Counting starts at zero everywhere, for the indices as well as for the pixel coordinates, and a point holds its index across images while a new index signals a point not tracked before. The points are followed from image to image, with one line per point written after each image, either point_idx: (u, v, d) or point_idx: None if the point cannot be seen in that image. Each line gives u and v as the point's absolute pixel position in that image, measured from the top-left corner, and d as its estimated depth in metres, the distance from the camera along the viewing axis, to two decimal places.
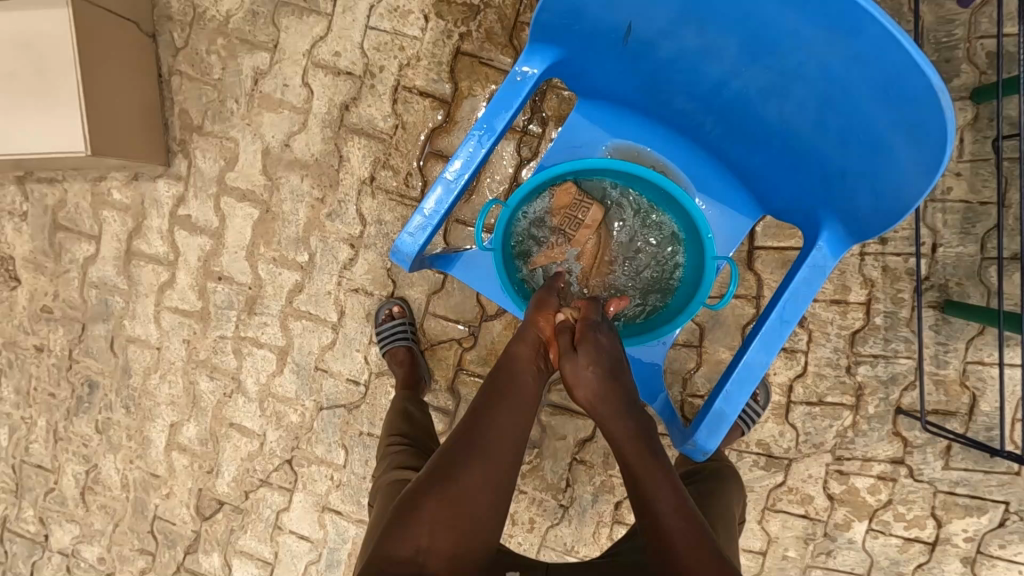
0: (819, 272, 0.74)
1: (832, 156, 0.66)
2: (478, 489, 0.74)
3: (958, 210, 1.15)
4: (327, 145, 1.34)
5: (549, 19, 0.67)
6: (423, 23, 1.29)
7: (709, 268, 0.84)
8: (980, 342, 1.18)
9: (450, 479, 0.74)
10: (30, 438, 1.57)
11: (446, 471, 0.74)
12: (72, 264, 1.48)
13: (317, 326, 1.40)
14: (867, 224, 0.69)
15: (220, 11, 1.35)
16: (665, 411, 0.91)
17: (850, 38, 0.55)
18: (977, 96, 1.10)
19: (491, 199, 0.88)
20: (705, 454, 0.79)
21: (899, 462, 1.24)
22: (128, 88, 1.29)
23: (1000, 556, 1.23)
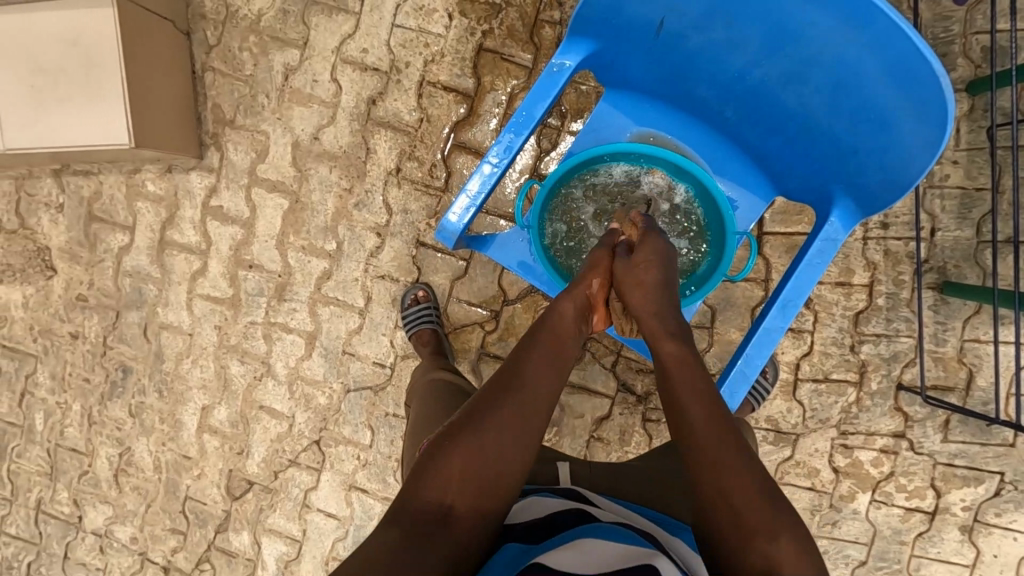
0: (831, 245, 0.81)
1: (844, 138, 0.73)
2: (505, 440, 0.73)
3: (956, 196, 1.23)
4: (355, 138, 1.41)
5: (587, 14, 0.73)
6: (447, 21, 1.35)
7: (729, 244, 0.90)
8: (977, 321, 1.26)
9: (475, 428, 0.74)
10: (65, 422, 1.63)
11: (471, 418, 0.75)
12: (107, 253, 1.54)
13: (344, 312, 1.46)
14: (876, 199, 0.76)
15: (252, 10, 1.41)
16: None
17: (862, 31, 0.62)
18: (972, 88, 1.17)
19: (525, 184, 0.96)
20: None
21: (901, 436, 1.31)
22: (166, 83, 1.35)
23: (996, 524, 1.30)
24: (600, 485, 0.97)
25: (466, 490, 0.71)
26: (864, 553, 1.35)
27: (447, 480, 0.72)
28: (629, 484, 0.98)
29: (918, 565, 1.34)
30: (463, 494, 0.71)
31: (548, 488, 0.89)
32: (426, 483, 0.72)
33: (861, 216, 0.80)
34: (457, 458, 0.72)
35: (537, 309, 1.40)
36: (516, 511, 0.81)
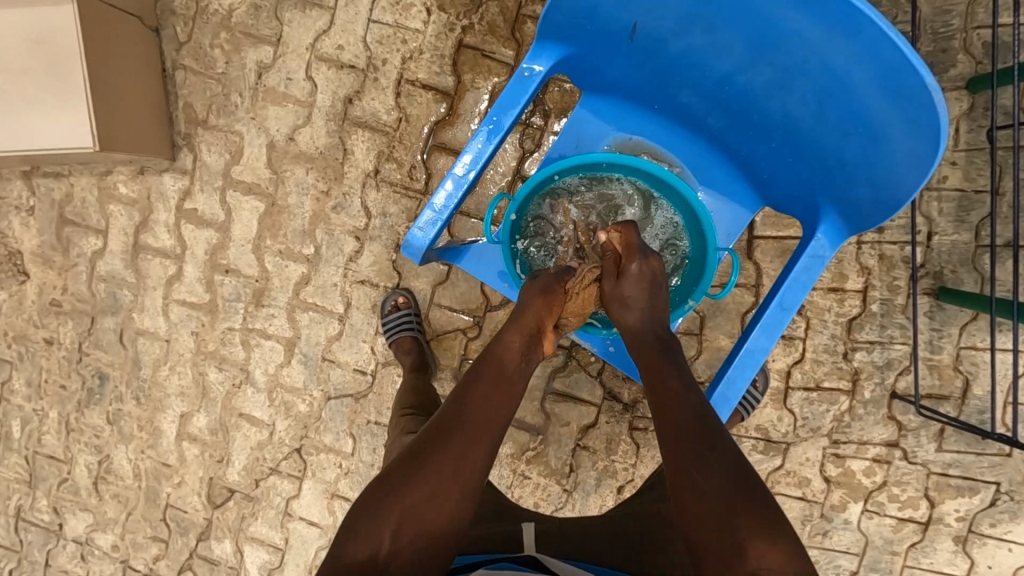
0: (818, 261, 0.76)
1: (831, 149, 0.68)
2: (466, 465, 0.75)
3: (953, 198, 1.18)
4: (332, 139, 1.36)
5: (557, 18, 0.69)
6: (425, 16, 1.30)
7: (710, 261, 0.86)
8: (974, 328, 1.21)
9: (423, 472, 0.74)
10: (43, 430, 1.60)
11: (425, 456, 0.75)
12: (80, 258, 1.50)
13: (323, 317, 1.42)
14: (864, 213, 0.72)
15: (223, 5, 1.35)
16: None
17: (850, 38, 0.57)
18: (972, 85, 1.11)
19: (498, 193, 0.92)
20: None
21: (894, 445, 1.27)
22: (134, 82, 1.30)
23: (991, 534, 1.27)
24: (567, 541, 0.95)
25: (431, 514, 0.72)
26: (855, 564, 1.33)
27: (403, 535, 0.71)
28: (597, 541, 0.95)
29: None
30: (432, 522, 0.72)
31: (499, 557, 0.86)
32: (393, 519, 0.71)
33: (848, 232, 0.76)
34: (403, 501, 0.72)
35: None
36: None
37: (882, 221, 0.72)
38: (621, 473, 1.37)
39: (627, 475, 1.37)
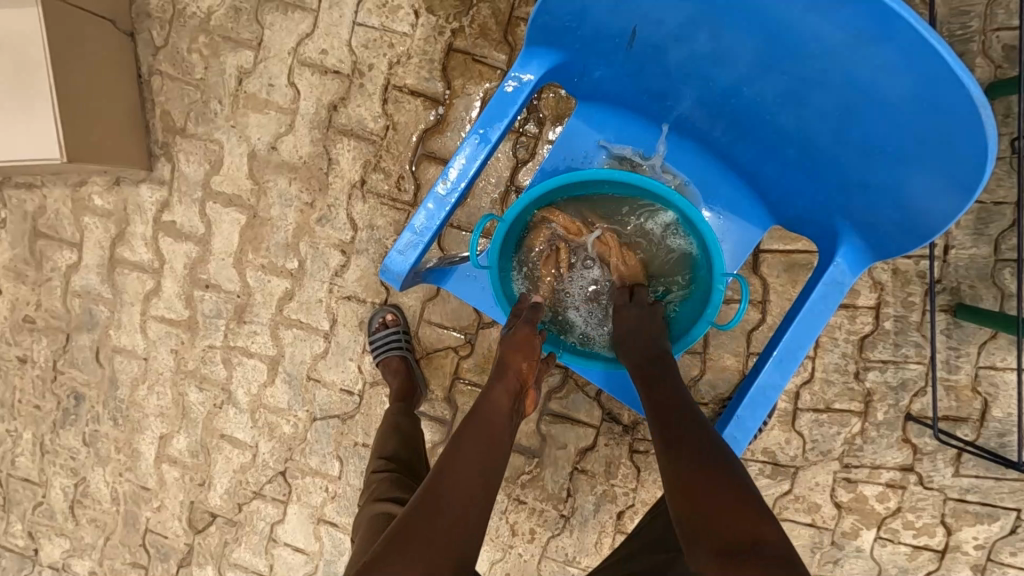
0: (836, 288, 0.69)
1: (853, 167, 0.62)
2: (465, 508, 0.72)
3: (972, 210, 1.11)
4: (316, 148, 1.29)
5: (547, 21, 0.62)
6: (413, 19, 1.23)
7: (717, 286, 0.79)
8: (993, 347, 1.15)
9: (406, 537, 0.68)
10: (16, 451, 1.53)
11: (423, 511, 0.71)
12: (54, 272, 1.44)
13: (308, 335, 1.36)
14: (889, 236, 0.65)
15: (201, 8, 1.29)
16: None
17: (880, 46, 0.50)
18: (992, 91, 1.05)
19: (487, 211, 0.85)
20: None
21: (909, 469, 1.21)
22: (107, 89, 1.23)
23: (1011, 563, 1.20)
24: None
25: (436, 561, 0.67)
26: None
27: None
28: None
29: None
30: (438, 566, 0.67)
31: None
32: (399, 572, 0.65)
33: (869, 257, 0.69)
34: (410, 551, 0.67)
35: None
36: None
37: (907, 245, 0.66)
38: (621, 498, 1.30)
39: (627, 500, 1.30)
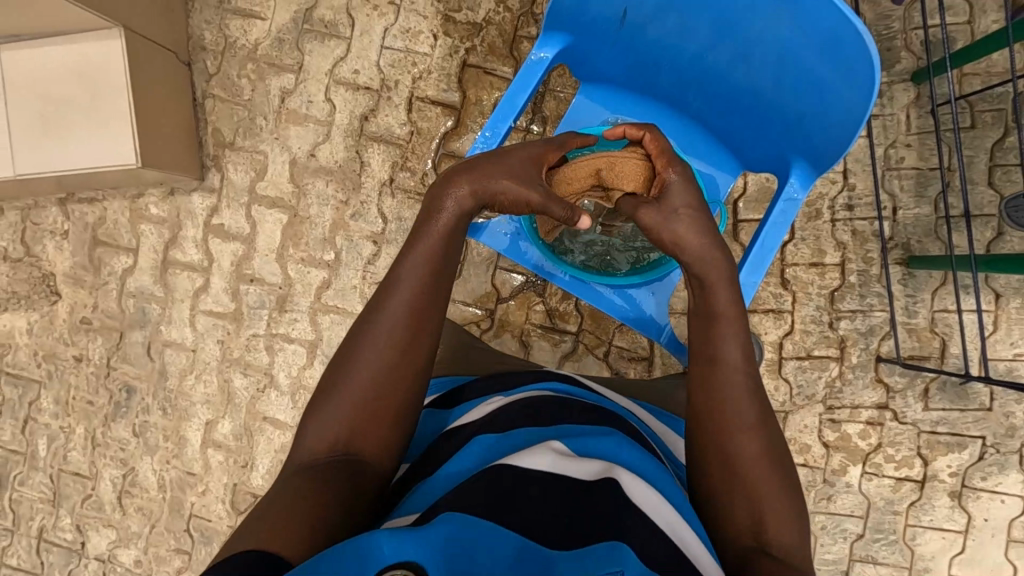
0: (793, 204, 0.89)
1: (792, 106, 0.82)
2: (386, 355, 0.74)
3: (912, 175, 1.32)
4: (350, 153, 1.49)
5: (558, 11, 0.83)
6: (432, 41, 1.46)
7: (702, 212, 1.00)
8: (944, 293, 1.33)
9: (333, 400, 0.73)
10: (69, 447, 1.64)
11: (343, 364, 0.75)
12: (111, 276, 1.59)
13: (344, 319, 1.52)
14: (824, 158, 0.84)
15: (249, 40, 1.51)
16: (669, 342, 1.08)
17: (797, 5, 0.71)
18: (917, 77, 1.28)
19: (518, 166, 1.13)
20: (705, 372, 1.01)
21: (884, 407, 1.36)
22: (170, 108, 1.43)
23: (983, 487, 1.35)
24: None
25: (356, 422, 0.72)
26: (861, 526, 1.38)
27: (309, 488, 0.65)
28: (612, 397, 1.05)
29: (914, 535, 1.37)
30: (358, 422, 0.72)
31: (487, 424, 0.75)
32: (316, 432, 0.72)
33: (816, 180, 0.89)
34: (334, 407, 0.73)
35: (530, 303, 1.45)
36: (440, 479, 0.69)
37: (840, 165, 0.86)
38: None
39: None
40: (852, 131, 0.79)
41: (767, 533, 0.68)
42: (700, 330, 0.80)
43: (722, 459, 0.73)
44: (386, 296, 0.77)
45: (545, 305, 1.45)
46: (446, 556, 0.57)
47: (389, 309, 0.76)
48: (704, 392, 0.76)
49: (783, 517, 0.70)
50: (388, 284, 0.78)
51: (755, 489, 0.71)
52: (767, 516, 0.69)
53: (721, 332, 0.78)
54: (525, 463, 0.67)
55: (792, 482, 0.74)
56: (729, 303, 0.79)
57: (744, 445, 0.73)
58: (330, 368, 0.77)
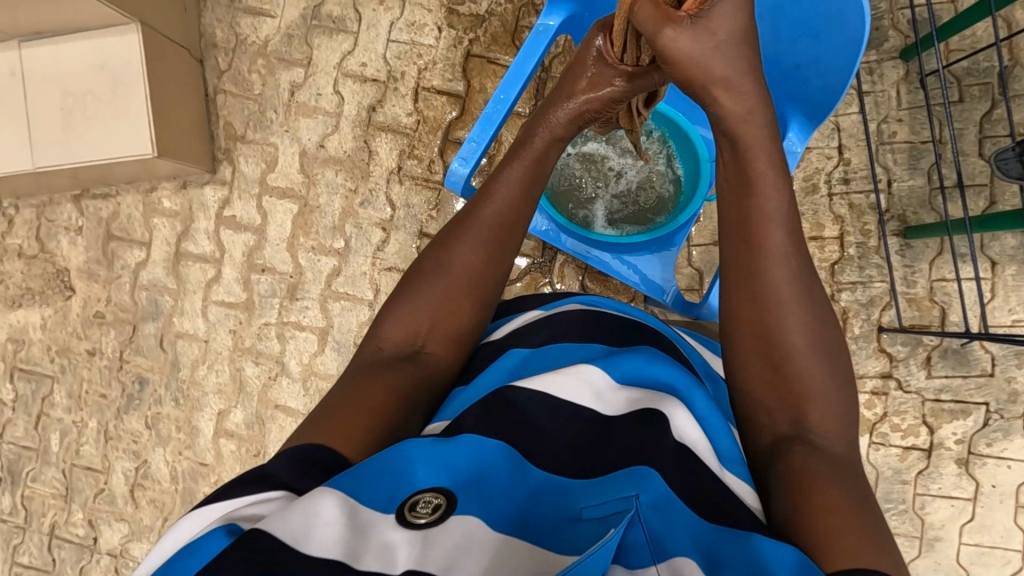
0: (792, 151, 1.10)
1: (790, 60, 1.00)
2: (470, 262, 0.84)
3: (905, 149, 1.37)
4: (358, 143, 1.53)
5: None
6: (436, 33, 1.51)
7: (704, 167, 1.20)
8: (941, 262, 1.37)
9: (414, 300, 0.82)
10: (81, 440, 1.65)
11: (426, 271, 0.84)
12: (124, 269, 1.62)
13: (354, 305, 1.54)
14: (820, 106, 1.04)
15: (260, 37, 1.56)
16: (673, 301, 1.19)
17: None
18: (905, 54, 1.34)
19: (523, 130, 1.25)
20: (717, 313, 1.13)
21: (888, 376, 1.39)
22: (184, 102, 1.48)
23: (989, 454, 1.37)
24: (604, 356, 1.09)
25: (435, 324, 0.81)
26: None
27: (389, 376, 0.73)
28: None
29: (923, 503, 1.38)
30: (434, 323, 0.81)
31: (516, 341, 0.81)
32: (397, 328, 0.80)
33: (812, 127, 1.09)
34: (418, 306, 0.82)
35: (538, 284, 1.47)
36: (474, 389, 0.74)
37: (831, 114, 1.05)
38: None
39: None
40: (844, 77, 0.98)
41: (809, 425, 0.72)
42: (744, 232, 0.80)
43: (765, 358, 0.76)
44: (474, 212, 0.89)
45: (552, 285, 1.48)
46: (476, 471, 0.59)
47: (475, 222, 0.87)
48: (749, 296, 0.78)
49: (827, 408, 0.73)
50: (475, 204, 0.90)
51: (800, 382, 0.74)
52: (808, 409, 0.72)
53: (765, 236, 0.78)
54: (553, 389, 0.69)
55: (842, 372, 0.75)
56: (777, 204, 0.79)
57: (789, 337, 0.75)
58: (410, 274, 0.87)
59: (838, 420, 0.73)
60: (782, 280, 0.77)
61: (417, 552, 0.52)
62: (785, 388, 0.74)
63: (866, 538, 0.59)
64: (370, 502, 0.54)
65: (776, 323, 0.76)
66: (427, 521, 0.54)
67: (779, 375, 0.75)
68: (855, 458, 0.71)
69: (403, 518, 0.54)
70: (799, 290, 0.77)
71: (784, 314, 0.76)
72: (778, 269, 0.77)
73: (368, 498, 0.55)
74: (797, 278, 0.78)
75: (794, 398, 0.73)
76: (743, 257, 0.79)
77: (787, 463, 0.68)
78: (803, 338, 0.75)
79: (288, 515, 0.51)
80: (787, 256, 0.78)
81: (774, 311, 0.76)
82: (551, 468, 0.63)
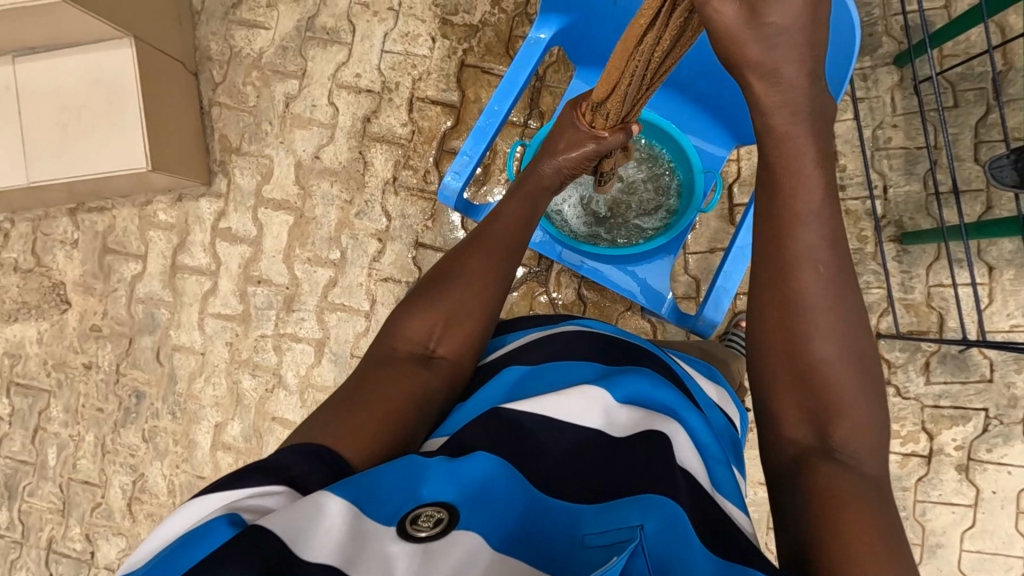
0: None
1: None
2: (487, 270, 0.85)
3: (900, 154, 1.37)
4: (353, 154, 1.53)
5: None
6: (430, 44, 1.51)
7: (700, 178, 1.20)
8: (938, 267, 1.36)
9: (429, 303, 0.81)
10: (78, 455, 1.64)
11: (443, 277, 0.84)
12: (120, 282, 1.62)
13: (351, 316, 1.54)
14: None
15: (254, 49, 1.56)
16: (668, 312, 1.19)
17: None
18: (899, 60, 1.34)
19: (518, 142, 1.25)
20: (713, 325, 1.13)
21: (887, 382, 1.38)
22: (179, 115, 1.48)
23: (990, 460, 1.36)
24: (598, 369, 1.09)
25: (449, 329, 0.80)
26: None
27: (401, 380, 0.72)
28: None
29: (923, 510, 1.37)
30: (448, 328, 0.80)
31: (516, 359, 0.82)
32: (412, 331, 0.79)
33: None
34: (432, 310, 0.81)
35: (535, 293, 1.47)
36: (472, 406, 0.73)
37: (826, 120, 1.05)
38: None
39: None
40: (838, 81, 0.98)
41: (837, 438, 0.71)
42: (776, 234, 0.75)
43: (794, 367, 0.74)
44: (492, 225, 0.91)
45: (549, 295, 1.47)
46: (480, 493, 0.58)
47: (493, 232, 0.90)
48: (778, 302, 0.75)
49: (855, 419, 0.72)
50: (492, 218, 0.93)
51: (829, 393, 0.73)
52: (837, 420, 0.72)
53: (797, 240, 0.74)
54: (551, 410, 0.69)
55: (874, 379, 0.74)
56: (812, 203, 0.74)
57: (819, 346, 0.73)
58: (425, 279, 0.86)
59: (868, 430, 0.72)
60: (816, 285, 0.74)
61: (418, 565, 0.51)
62: (815, 399, 0.73)
63: (891, 559, 0.60)
64: (373, 513, 0.54)
65: (806, 331, 0.74)
66: (428, 535, 0.54)
67: (808, 385, 0.74)
68: (881, 471, 0.71)
69: (404, 531, 0.54)
70: (832, 295, 0.74)
71: (816, 322, 0.74)
72: (809, 274, 0.74)
73: (371, 510, 0.54)
74: (831, 283, 0.74)
75: (820, 409, 0.72)
76: (775, 260, 0.75)
77: (810, 476, 0.69)
78: (835, 347, 0.73)
79: (291, 515, 0.51)
80: (819, 260, 0.74)
81: (804, 319, 0.74)
82: (554, 493, 0.62)
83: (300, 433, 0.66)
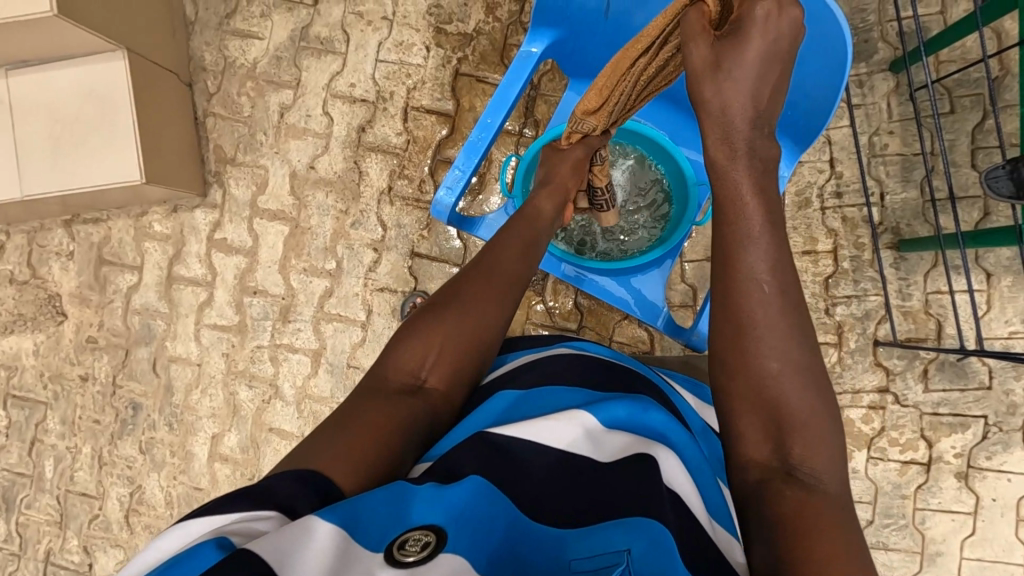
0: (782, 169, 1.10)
1: None
2: (482, 301, 0.84)
3: (897, 161, 1.36)
4: (348, 164, 1.53)
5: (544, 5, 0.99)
6: (425, 52, 1.51)
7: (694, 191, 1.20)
8: (936, 274, 1.36)
9: (421, 332, 0.80)
10: (75, 466, 1.64)
11: (438, 304, 0.83)
12: (116, 294, 1.61)
13: (347, 326, 1.53)
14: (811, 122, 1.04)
15: (248, 59, 1.56)
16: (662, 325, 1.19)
17: None
18: (894, 66, 1.33)
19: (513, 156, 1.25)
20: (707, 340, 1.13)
21: (885, 390, 1.37)
22: (173, 126, 1.47)
23: (989, 467, 1.35)
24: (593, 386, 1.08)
25: (440, 358, 0.79)
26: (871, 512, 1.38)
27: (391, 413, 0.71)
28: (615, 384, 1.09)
29: (923, 518, 1.37)
30: (439, 358, 0.79)
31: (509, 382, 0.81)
32: (403, 358, 0.78)
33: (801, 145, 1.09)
34: (425, 338, 0.80)
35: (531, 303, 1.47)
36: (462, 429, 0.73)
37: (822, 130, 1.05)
38: None
39: None
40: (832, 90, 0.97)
41: (795, 459, 0.67)
42: (720, 246, 0.72)
43: (746, 386, 0.70)
44: (491, 254, 0.91)
45: (546, 304, 1.47)
46: (469, 517, 0.58)
47: (491, 263, 0.89)
48: (724, 319, 0.71)
49: (811, 438, 0.67)
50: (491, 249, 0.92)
51: (786, 413, 0.68)
52: (793, 441, 0.67)
53: (738, 253, 0.70)
54: (541, 435, 0.68)
55: (829, 394, 0.69)
56: (752, 215, 0.71)
57: (767, 363, 0.69)
58: (420, 307, 0.85)
59: (829, 449, 0.67)
60: (759, 297, 0.69)
61: None
62: (770, 420, 0.68)
63: None
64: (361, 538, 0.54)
65: (754, 348, 0.69)
66: (416, 559, 0.53)
67: (761, 406, 0.69)
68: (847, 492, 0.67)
69: (392, 556, 0.53)
70: (780, 307, 0.69)
71: (765, 337, 0.69)
72: (751, 288, 0.70)
73: (360, 535, 0.54)
74: (778, 295, 0.70)
75: (779, 430, 0.67)
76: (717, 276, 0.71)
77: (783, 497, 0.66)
78: (787, 362, 0.69)
79: (280, 538, 0.50)
80: (761, 273, 0.70)
81: (751, 335, 0.69)
82: (543, 518, 0.61)
83: (290, 459, 0.65)
